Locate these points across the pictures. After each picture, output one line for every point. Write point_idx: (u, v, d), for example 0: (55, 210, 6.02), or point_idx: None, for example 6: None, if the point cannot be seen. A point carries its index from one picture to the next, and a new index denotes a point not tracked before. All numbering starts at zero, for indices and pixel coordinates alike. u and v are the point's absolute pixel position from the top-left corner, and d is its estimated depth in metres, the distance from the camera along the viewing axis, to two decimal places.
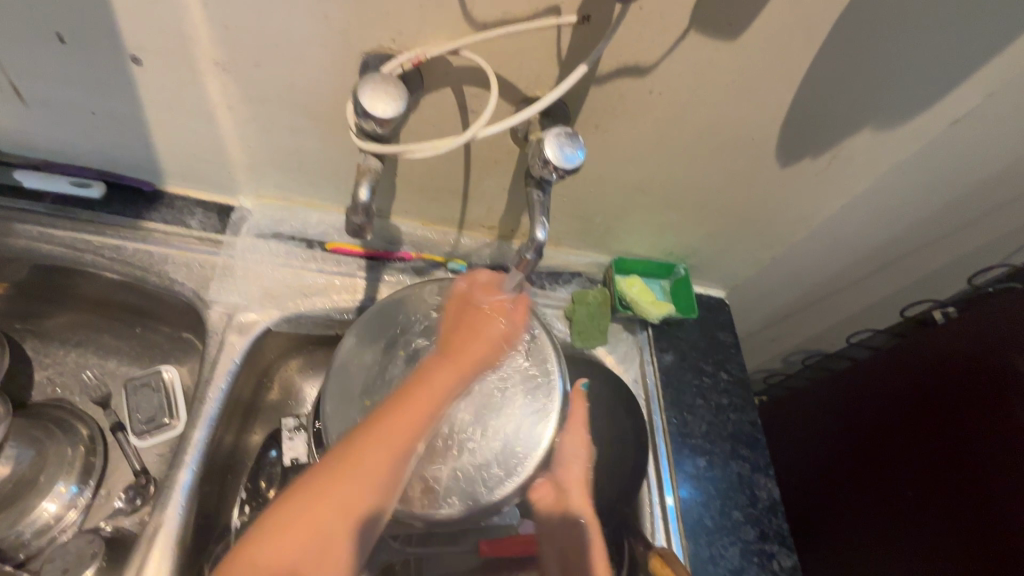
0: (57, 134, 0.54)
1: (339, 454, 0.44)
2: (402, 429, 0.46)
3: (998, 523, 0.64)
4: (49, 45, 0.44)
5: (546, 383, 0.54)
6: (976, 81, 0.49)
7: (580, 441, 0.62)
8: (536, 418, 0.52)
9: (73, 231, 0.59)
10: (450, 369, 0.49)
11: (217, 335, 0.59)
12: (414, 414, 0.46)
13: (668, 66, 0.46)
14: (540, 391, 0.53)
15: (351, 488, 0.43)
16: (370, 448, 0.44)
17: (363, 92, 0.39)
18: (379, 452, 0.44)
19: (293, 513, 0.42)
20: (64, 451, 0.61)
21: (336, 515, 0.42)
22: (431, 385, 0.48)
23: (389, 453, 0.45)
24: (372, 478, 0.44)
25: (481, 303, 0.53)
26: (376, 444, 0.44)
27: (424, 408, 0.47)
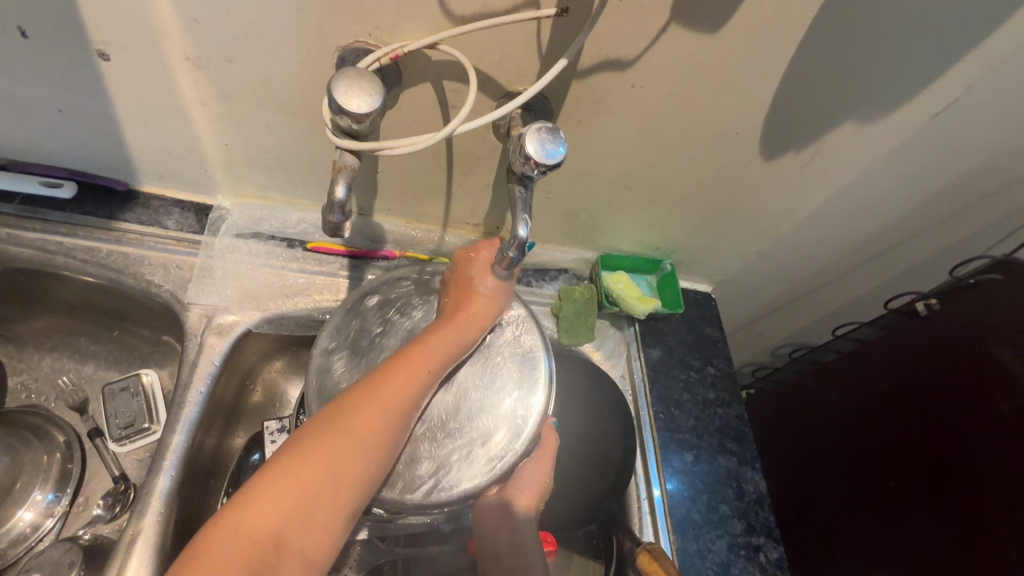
0: (24, 131, 0.52)
1: (331, 415, 0.42)
2: (398, 392, 0.44)
3: (981, 512, 0.65)
4: (10, 39, 0.43)
5: (530, 381, 0.53)
6: (957, 74, 0.50)
7: (544, 469, 0.57)
8: (513, 414, 0.52)
9: (46, 233, 0.57)
10: (447, 332, 0.49)
11: (196, 337, 0.58)
12: (411, 376, 0.45)
13: (650, 59, 0.45)
14: (523, 391, 0.53)
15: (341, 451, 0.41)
16: (362, 410, 0.42)
17: (338, 87, 0.38)
18: (371, 414, 0.43)
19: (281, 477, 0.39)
20: (40, 458, 0.59)
21: (327, 483, 0.40)
22: (429, 348, 0.47)
23: (378, 422, 0.43)
24: (363, 443, 0.42)
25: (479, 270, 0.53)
26: (370, 405, 0.43)
27: (421, 367, 0.46)
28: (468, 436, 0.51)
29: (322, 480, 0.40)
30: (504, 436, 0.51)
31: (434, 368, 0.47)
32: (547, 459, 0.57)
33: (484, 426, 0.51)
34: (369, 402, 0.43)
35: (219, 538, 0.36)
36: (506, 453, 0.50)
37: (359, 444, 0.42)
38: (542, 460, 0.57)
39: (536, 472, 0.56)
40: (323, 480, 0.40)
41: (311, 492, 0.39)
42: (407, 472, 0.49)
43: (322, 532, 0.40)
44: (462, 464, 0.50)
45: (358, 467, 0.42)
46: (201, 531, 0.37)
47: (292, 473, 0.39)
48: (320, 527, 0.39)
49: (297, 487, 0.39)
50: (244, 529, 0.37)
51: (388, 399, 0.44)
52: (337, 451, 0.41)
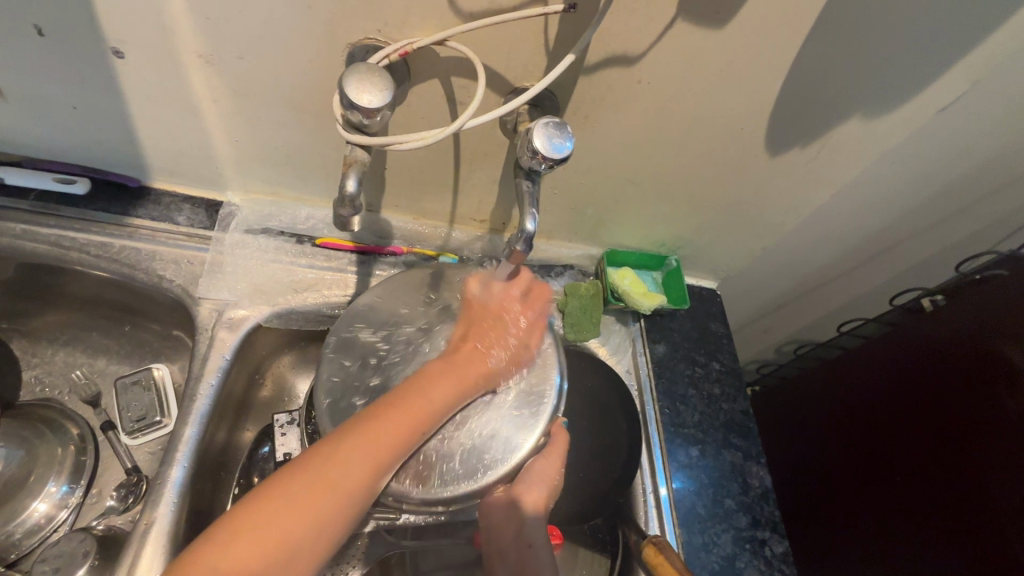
0: (39, 129, 0.53)
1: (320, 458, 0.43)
2: (390, 442, 0.45)
3: (985, 508, 0.65)
4: (27, 38, 0.43)
5: (541, 383, 0.54)
6: (962, 69, 0.50)
7: (555, 466, 0.55)
8: (522, 412, 0.53)
9: (60, 229, 0.58)
10: (451, 380, 0.50)
11: (207, 332, 0.58)
12: (405, 427, 0.46)
13: (656, 55, 0.45)
14: (533, 391, 0.54)
15: (327, 500, 0.42)
16: (352, 455, 0.43)
17: (349, 83, 0.39)
18: (361, 464, 0.44)
19: (265, 519, 0.40)
20: (54, 450, 0.60)
21: (308, 530, 0.41)
22: (429, 396, 0.48)
23: (367, 469, 0.44)
24: (348, 495, 0.43)
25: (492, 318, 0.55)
26: (361, 453, 0.44)
27: (415, 418, 0.47)
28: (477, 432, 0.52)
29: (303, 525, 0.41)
30: (511, 434, 0.52)
31: (429, 419, 0.48)
32: (557, 456, 0.56)
33: (492, 424, 0.52)
34: (361, 452, 0.44)
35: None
36: (512, 450, 0.51)
37: (345, 494, 0.43)
38: (553, 456, 0.56)
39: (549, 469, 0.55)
40: (305, 527, 0.41)
41: (293, 535, 0.40)
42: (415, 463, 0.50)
43: (298, 573, 0.40)
44: (469, 459, 0.50)
45: (341, 513, 0.42)
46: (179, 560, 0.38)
47: (276, 519, 0.40)
48: (297, 573, 0.40)
49: (280, 532, 0.40)
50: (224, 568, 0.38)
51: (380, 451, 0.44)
52: (323, 499, 0.42)
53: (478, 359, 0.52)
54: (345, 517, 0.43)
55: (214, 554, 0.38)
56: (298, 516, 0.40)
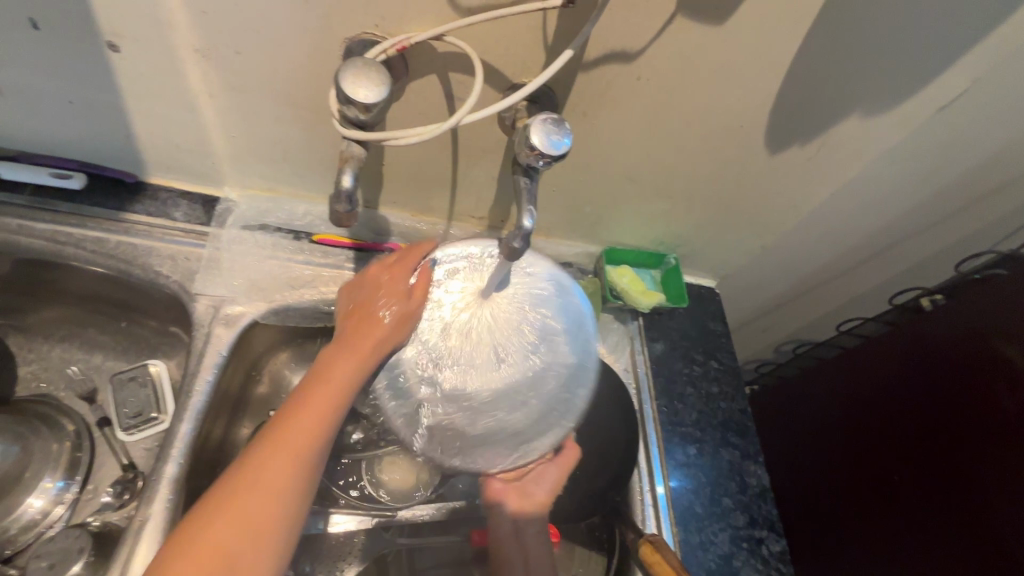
0: (34, 123, 0.53)
1: (234, 475, 0.41)
2: (303, 438, 0.44)
3: (983, 509, 0.65)
4: (22, 31, 0.43)
5: (584, 381, 0.58)
6: (962, 67, 0.49)
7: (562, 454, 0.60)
8: (559, 406, 0.57)
9: (56, 224, 0.58)
10: (352, 358, 0.48)
11: (203, 327, 0.58)
12: (310, 416, 0.45)
13: (655, 51, 0.45)
14: (573, 385, 0.58)
15: (253, 508, 0.40)
16: (267, 461, 0.42)
17: (345, 77, 0.38)
18: (279, 463, 0.42)
19: (202, 541, 0.38)
20: (50, 446, 0.60)
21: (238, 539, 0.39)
22: (331, 381, 0.47)
23: (287, 463, 0.42)
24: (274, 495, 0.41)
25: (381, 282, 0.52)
26: (271, 453, 0.42)
27: (324, 404, 0.45)
28: (511, 417, 0.56)
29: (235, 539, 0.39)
30: (541, 426, 0.57)
31: (337, 399, 0.46)
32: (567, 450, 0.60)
33: (527, 410, 0.56)
34: (275, 451, 0.43)
35: None
36: (539, 440, 0.57)
37: (265, 498, 0.41)
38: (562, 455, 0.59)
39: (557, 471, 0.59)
40: (245, 539, 0.39)
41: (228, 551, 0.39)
42: (448, 433, 0.56)
43: None
44: (499, 441, 0.56)
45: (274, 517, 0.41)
46: None
47: (208, 537, 0.39)
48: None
49: (213, 550, 0.38)
50: None
51: (292, 444, 0.43)
52: (246, 507, 0.40)
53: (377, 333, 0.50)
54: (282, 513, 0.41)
55: None
56: (228, 528, 0.39)
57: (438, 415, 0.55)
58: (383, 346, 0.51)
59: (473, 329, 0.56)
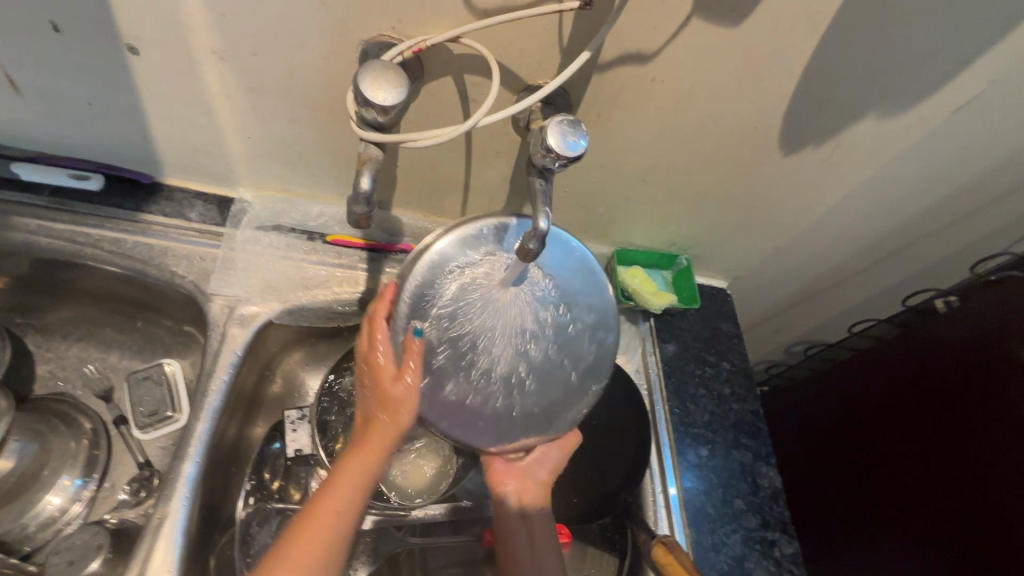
0: (54, 125, 0.54)
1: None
2: (310, 550, 0.45)
3: (997, 510, 0.64)
4: (44, 34, 0.44)
5: (608, 332, 0.53)
6: (980, 68, 0.49)
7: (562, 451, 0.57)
8: (591, 365, 0.52)
9: (74, 224, 0.58)
10: (359, 459, 0.48)
11: (219, 327, 0.59)
12: (320, 527, 0.45)
13: (670, 52, 0.45)
14: (599, 340, 0.52)
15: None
16: (276, 573, 0.43)
17: (364, 80, 0.38)
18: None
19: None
20: (68, 444, 0.61)
21: None
22: (341, 482, 0.47)
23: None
24: None
25: (388, 354, 0.48)
26: (280, 565, 0.43)
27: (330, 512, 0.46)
28: (544, 382, 0.51)
29: None
30: (576, 386, 0.52)
31: (344, 507, 0.47)
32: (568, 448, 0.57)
33: (559, 371, 0.51)
34: (290, 572, 0.43)
35: None
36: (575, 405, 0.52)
37: None
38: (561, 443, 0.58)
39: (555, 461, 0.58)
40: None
41: None
42: (489, 420, 0.50)
43: None
44: (541, 413, 0.51)
45: None
46: None
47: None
48: None
49: None
50: None
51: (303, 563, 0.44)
52: None
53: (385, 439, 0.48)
54: None
55: None
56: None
57: (470, 402, 0.49)
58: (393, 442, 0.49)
59: (484, 310, 0.49)
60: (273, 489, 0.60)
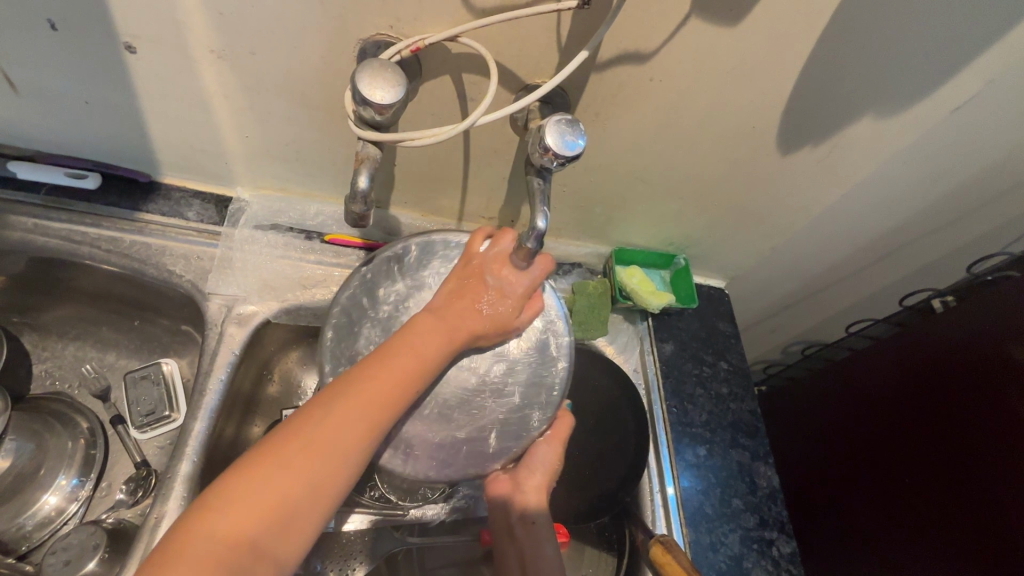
0: (50, 123, 0.54)
1: (316, 421, 0.42)
2: (378, 404, 0.43)
3: (994, 506, 0.65)
4: (41, 32, 0.44)
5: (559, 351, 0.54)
6: (978, 68, 0.49)
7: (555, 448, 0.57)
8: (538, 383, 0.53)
9: (71, 223, 0.58)
10: (444, 334, 0.47)
11: (217, 327, 0.58)
12: (394, 384, 0.44)
13: (668, 52, 0.45)
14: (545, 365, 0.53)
15: (321, 465, 0.41)
16: (347, 415, 0.42)
17: (362, 79, 0.38)
18: (358, 426, 0.42)
19: (255, 481, 0.39)
20: (65, 444, 0.61)
21: (302, 490, 0.40)
22: (421, 349, 0.46)
23: (363, 426, 0.42)
24: (343, 453, 0.41)
25: (490, 270, 0.50)
26: (351, 412, 0.42)
27: (407, 376, 0.45)
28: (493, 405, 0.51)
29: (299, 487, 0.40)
30: (527, 406, 0.52)
31: (419, 373, 0.45)
32: (558, 440, 0.57)
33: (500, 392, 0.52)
34: (353, 412, 0.42)
35: (184, 548, 0.36)
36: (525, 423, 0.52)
37: (334, 457, 0.41)
38: (554, 442, 0.57)
39: (550, 463, 0.57)
40: (301, 488, 0.40)
41: (287, 504, 0.39)
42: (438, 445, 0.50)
43: (299, 535, 0.40)
44: (490, 436, 0.51)
45: (339, 475, 0.41)
46: (167, 538, 0.37)
47: (269, 481, 0.39)
48: (296, 531, 0.40)
49: (275, 499, 0.39)
50: (221, 535, 0.37)
51: (367, 408, 0.42)
52: (315, 461, 0.40)
53: (470, 318, 0.48)
54: (344, 478, 0.42)
55: (211, 518, 0.38)
56: (297, 469, 0.40)
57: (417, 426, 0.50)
58: (482, 337, 0.49)
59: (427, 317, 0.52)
60: None
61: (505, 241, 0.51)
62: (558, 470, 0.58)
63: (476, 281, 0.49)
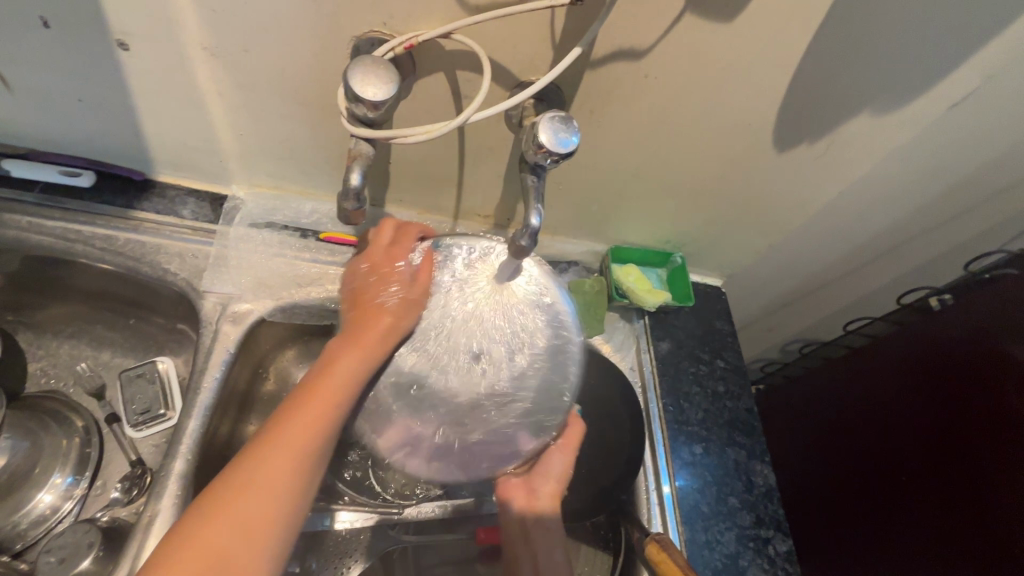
0: (44, 121, 0.53)
1: (241, 464, 0.42)
2: (302, 431, 0.44)
3: (991, 504, 0.65)
4: (33, 29, 0.43)
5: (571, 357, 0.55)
6: (974, 65, 0.49)
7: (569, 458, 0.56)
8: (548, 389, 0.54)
9: (65, 221, 0.58)
10: (356, 351, 0.47)
11: (211, 325, 0.58)
12: (313, 406, 0.45)
13: (663, 49, 0.45)
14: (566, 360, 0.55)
15: (252, 505, 0.41)
16: (271, 449, 0.43)
17: (354, 76, 0.38)
18: (282, 454, 0.43)
19: (195, 536, 0.39)
20: (60, 442, 0.61)
21: (240, 535, 0.40)
22: (336, 372, 0.46)
23: (289, 453, 0.43)
24: (274, 486, 0.42)
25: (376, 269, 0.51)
26: (272, 445, 0.43)
27: (327, 396, 0.45)
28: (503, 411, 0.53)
29: (235, 533, 0.40)
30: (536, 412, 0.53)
31: (342, 393, 0.46)
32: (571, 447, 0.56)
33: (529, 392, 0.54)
34: (273, 449, 0.43)
35: None
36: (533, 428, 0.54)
37: (267, 492, 0.42)
38: (566, 449, 0.56)
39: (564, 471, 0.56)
40: (240, 532, 0.40)
41: (229, 551, 0.39)
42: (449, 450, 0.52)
43: None
44: (501, 441, 0.53)
45: (277, 508, 0.42)
46: None
47: (206, 537, 0.39)
48: None
49: (216, 552, 0.39)
50: None
51: (291, 437, 0.43)
52: (247, 501, 0.41)
53: (380, 324, 0.49)
54: (285, 509, 0.42)
55: None
56: (234, 515, 0.40)
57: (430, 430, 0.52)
58: (393, 333, 0.50)
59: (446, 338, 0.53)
60: None
61: (386, 233, 0.53)
62: (569, 476, 0.56)
63: (370, 295, 0.50)
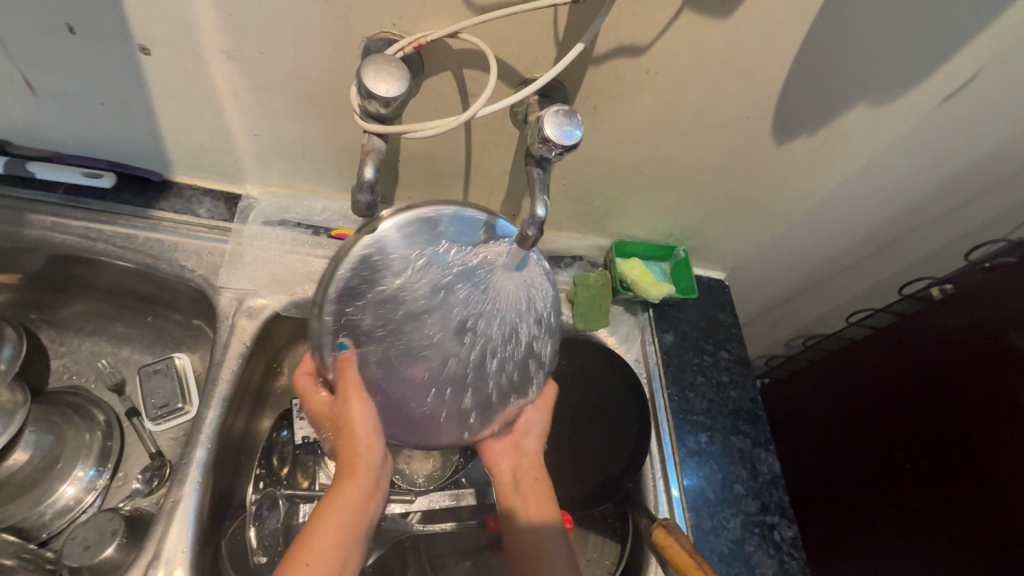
0: (67, 124, 0.56)
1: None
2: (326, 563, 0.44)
3: (995, 489, 0.66)
4: (59, 36, 0.46)
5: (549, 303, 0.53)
6: (967, 56, 0.50)
7: (546, 414, 0.58)
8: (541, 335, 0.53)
9: (87, 221, 0.60)
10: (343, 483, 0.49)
11: (228, 319, 0.60)
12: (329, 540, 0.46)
13: (663, 44, 0.47)
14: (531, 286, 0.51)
15: None
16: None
17: (367, 73, 0.40)
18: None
19: None
20: (83, 435, 0.63)
21: None
22: (331, 505, 0.48)
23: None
24: None
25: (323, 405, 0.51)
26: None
27: (339, 527, 0.47)
28: (496, 371, 0.51)
29: None
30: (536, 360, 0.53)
31: (348, 520, 0.47)
32: (548, 406, 0.57)
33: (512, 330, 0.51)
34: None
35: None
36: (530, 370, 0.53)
37: None
38: (542, 408, 0.58)
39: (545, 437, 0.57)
40: None
41: None
42: (452, 414, 0.50)
43: None
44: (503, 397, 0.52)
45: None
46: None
47: None
48: None
49: None
50: None
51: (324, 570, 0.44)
52: None
53: (353, 450, 0.49)
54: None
55: None
56: None
57: (428, 406, 0.49)
58: (371, 456, 0.49)
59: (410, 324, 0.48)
60: (282, 475, 0.62)
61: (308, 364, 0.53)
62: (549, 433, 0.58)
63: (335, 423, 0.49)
